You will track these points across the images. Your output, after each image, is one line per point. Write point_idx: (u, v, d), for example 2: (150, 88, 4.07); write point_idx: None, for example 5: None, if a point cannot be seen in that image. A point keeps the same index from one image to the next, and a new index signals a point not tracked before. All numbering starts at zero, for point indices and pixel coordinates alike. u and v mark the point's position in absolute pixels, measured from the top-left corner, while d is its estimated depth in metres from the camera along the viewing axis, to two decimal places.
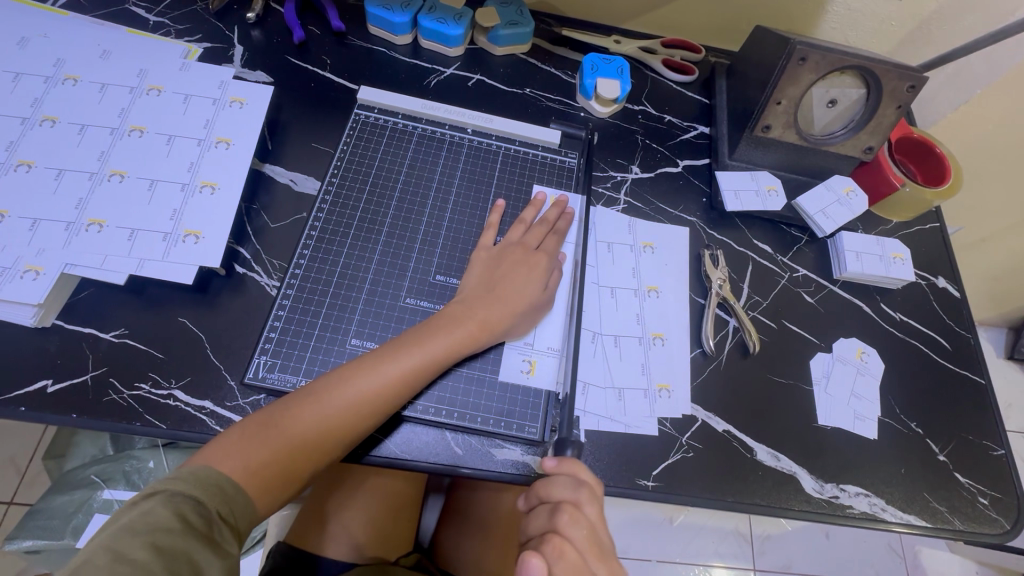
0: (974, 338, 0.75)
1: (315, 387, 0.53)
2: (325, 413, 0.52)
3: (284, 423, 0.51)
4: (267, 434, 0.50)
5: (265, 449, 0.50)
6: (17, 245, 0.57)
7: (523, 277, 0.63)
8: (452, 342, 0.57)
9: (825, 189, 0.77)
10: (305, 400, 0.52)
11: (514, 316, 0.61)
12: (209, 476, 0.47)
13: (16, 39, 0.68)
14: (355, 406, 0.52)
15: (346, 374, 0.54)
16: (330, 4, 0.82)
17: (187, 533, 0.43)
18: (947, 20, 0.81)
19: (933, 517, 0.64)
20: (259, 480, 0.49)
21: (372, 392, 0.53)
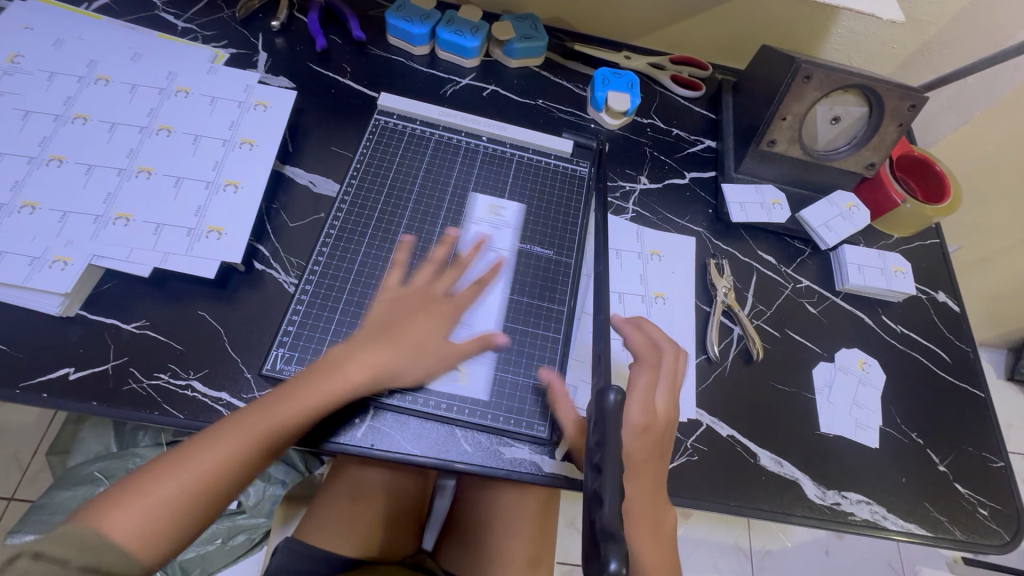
0: (973, 352, 0.77)
1: (196, 441, 0.49)
2: (224, 453, 0.49)
3: (167, 476, 0.47)
4: (167, 480, 0.47)
5: (151, 506, 0.46)
6: (47, 236, 0.59)
7: (422, 305, 0.61)
8: (364, 373, 0.55)
9: (827, 203, 0.80)
10: (191, 450, 0.49)
11: (444, 356, 0.60)
12: (88, 542, 0.43)
13: (52, 41, 0.70)
14: (263, 441, 0.51)
15: (254, 411, 0.52)
16: (352, 15, 0.85)
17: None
18: (947, 44, 0.84)
19: (934, 526, 0.65)
20: (155, 535, 0.46)
21: (279, 424, 0.52)
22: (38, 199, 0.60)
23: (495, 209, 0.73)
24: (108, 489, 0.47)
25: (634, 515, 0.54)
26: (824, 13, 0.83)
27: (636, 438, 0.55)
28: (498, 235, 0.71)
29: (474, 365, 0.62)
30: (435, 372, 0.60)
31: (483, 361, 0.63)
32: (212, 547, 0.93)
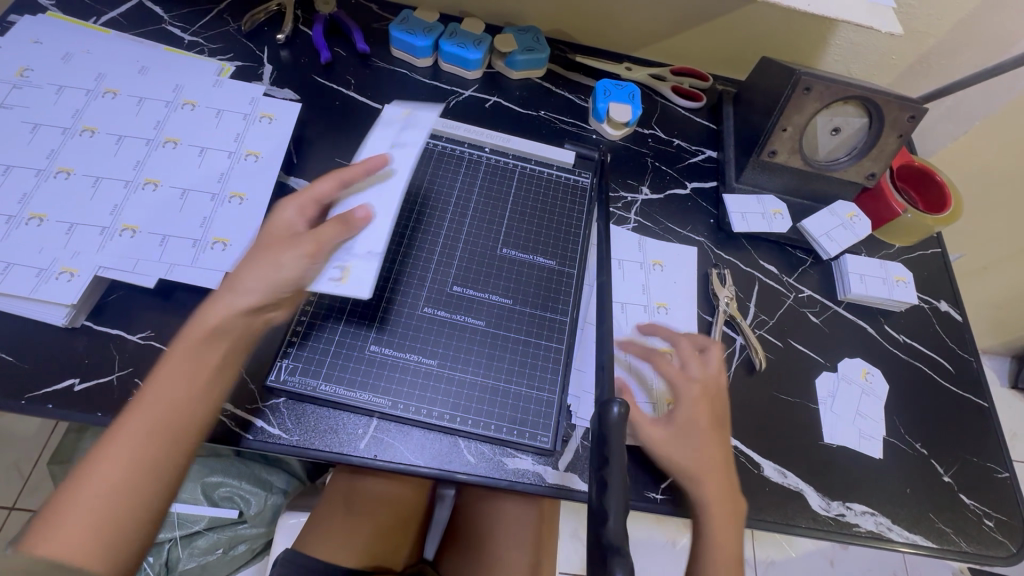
0: (976, 362, 0.77)
1: (110, 443, 0.47)
2: (151, 437, 0.48)
3: (99, 479, 0.45)
4: (98, 487, 0.45)
5: (91, 515, 0.44)
6: (54, 248, 0.59)
7: (287, 219, 0.58)
8: (197, 329, 0.53)
9: (829, 212, 0.80)
10: (114, 453, 0.46)
11: (327, 233, 0.56)
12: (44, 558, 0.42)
13: (61, 54, 0.71)
14: (163, 424, 0.49)
15: (133, 412, 0.49)
16: (356, 28, 0.86)
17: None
18: (946, 56, 0.85)
19: (939, 537, 0.65)
20: (99, 539, 0.44)
21: (152, 401, 0.49)
22: (45, 210, 0.61)
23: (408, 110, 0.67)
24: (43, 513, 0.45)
25: (712, 516, 0.58)
26: (823, 25, 0.84)
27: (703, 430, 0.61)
28: (413, 133, 0.65)
29: (476, 375, 0.62)
30: (315, 266, 0.55)
31: (485, 371, 0.63)
32: (212, 557, 0.92)
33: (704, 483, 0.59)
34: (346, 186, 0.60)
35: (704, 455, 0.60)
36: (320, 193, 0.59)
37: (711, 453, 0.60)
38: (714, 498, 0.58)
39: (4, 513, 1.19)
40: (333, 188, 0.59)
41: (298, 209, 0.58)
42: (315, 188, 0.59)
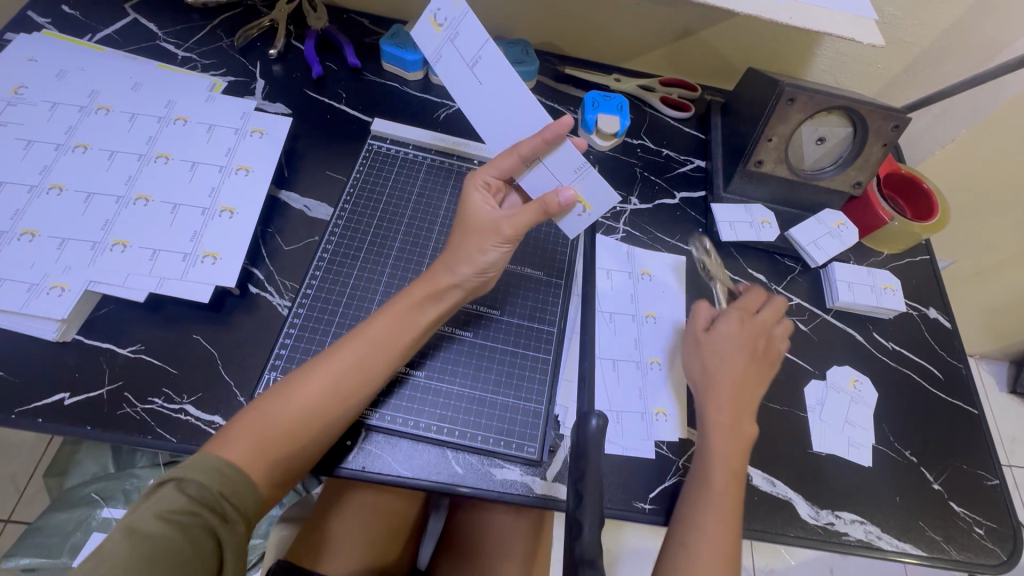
0: (966, 368, 0.77)
1: (292, 377, 0.54)
2: (325, 375, 0.54)
3: (275, 404, 0.52)
4: (265, 413, 0.52)
5: (258, 433, 0.51)
6: (45, 263, 0.60)
7: (480, 196, 0.60)
8: (426, 291, 0.58)
9: (816, 221, 0.80)
10: (289, 385, 0.53)
11: (525, 222, 0.58)
12: (210, 462, 0.48)
13: (55, 72, 0.73)
14: (356, 369, 0.55)
15: (334, 350, 0.56)
16: (347, 42, 0.87)
17: (195, 504, 0.46)
18: (931, 65, 0.86)
19: (929, 546, 0.65)
20: (260, 458, 0.50)
21: (366, 348, 0.56)
22: (37, 226, 0.62)
23: (436, 19, 0.58)
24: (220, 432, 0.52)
25: (715, 463, 0.57)
26: (808, 36, 0.85)
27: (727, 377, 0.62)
28: (461, 42, 0.57)
29: (464, 387, 0.63)
30: (507, 249, 0.58)
31: (473, 382, 0.63)
32: None
33: (715, 427, 0.59)
34: (548, 146, 0.57)
35: (717, 395, 0.61)
36: (524, 151, 0.57)
37: (728, 399, 0.60)
38: (717, 446, 0.58)
39: None
40: (519, 135, 0.60)
41: (480, 182, 0.60)
42: (512, 150, 0.58)
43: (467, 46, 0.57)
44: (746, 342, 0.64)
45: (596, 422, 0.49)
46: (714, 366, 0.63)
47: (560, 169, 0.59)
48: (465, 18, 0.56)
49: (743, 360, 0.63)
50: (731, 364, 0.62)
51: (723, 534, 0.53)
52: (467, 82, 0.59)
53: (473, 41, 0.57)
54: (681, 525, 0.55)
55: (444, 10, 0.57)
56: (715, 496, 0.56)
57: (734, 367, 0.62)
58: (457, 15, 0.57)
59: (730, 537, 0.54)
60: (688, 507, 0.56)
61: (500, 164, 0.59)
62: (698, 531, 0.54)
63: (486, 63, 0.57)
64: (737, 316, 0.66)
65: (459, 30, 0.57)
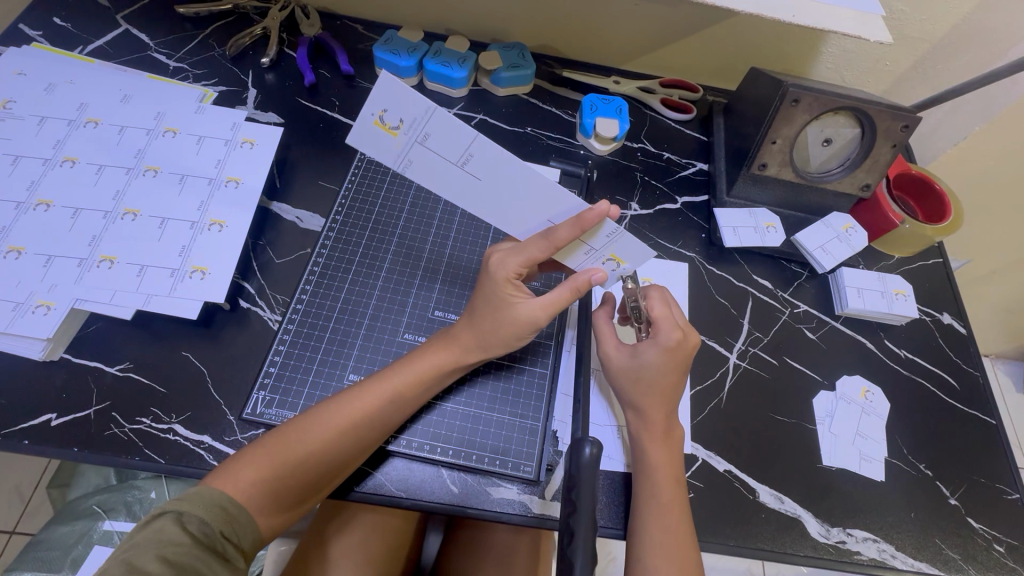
0: (983, 376, 0.74)
1: (314, 413, 0.53)
2: (343, 430, 0.52)
3: (292, 440, 0.51)
4: (277, 456, 0.50)
5: (270, 467, 0.50)
6: (31, 281, 0.59)
7: (510, 288, 0.56)
8: (455, 358, 0.58)
9: (823, 225, 0.78)
10: (311, 420, 0.52)
11: (561, 306, 0.56)
12: (212, 498, 0.48)
13: (44, 85, 0.72)
14: (380, 416, 0.54)
15: (359, 391, 0.54)
16: (340, 48, 0.85)
17: (197, 545, 0.46)
18: (941, 60, 0.83)
19: (945, 564, 0.62)
20: (267, 501, 0.50)
21: (388, 399, 0.54)
22: (24, 243, 0.61)
23: (388, 121, 0.48)
24: (225, 461, 0.51)
25: (656, 478, 0.56)
26: (813, 34, 0.83)
27: (652, 395, 0.58)
28: (435, 140, 0.49)
29: (458, 404, 0.61)
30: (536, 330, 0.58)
31: (468, 399, 0.62)
32: None
33: (648, 442, 0.58)
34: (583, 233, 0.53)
35: (648, 413, 0.58)
36: (561, 243, 0.53)
37: (659, 417, 0.58)
38: (659, 464, 0.57)
39: (4, 537, 1.19)
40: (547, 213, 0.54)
41: (509, 275, 0.56)
42: (550, 242, 0.53)
43: (447, 147, 0.49)
44: (671, 363, 0.58)
45: (589, 450, 0.48)
46: (638, 392, 0.59)
47: (596, 241, 0.57)
48: (430, 115, 0.47)
49: (669, 379, 0.58)
50: (655, 384, 0.58)
51: (679, 542, 0.53)
52: (459, 177, 0.52)
53: (452, 143, 0.49)
54: (632, 541, 0.54)
55: (395, 109, 0.47)
56: (660, 508, 0.54)
57: (662, 389, 0.58)
58: (417, 115, 0.47)
59: (686, 539, 0.54)
60: (637, 523, 0.55)
61: (527, 252, 0.55)
62: (648, 547, 0.53)
63: (479, 157, 0.49)
64: (660, 328, 0.58)
65: (427, 130, 0.48)
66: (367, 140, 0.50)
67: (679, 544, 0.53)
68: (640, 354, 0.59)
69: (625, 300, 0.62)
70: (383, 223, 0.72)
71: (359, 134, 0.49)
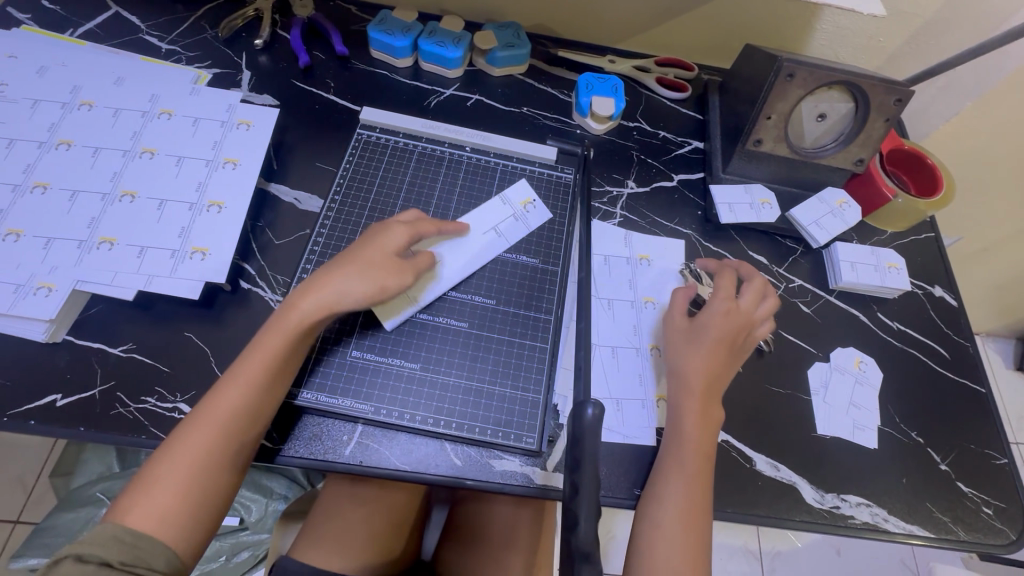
0: (973, 347, 0.75)
1: (184, 428, 0.52)
2: (212, 425, 0.52)
3: (162, 463, 0.50)
4: (154, 481, 0.49)
5: (153, 491, 0.49)
6: (31, 263, 0.59)
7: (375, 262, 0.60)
8: (299, 322, 0.56)
9: (818, 200, 0.79)
10: (181, 436, 0.51)
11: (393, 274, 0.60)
12: (105, 535, 0.46)
13: (36, 68, 0.71)
14: (247, 397, 0.53)
15: (223, 386, 0.53)
16: (335, 30, 0.85)
17: (98, 572, 0.44)
18: (934, 35, 0.83)
19: (936, 527, 0.64)
20: (171, 521, 0.49)
21: (253, 380, 0.54)
22: (22, 225, 0.61)
23: (529, 203, 0.75)
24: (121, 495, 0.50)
25: (687, 441, 0.58)
26: (808, 10, 0.83)
27: (720, 317, 0.63)
28: (513, 225, 0.72)
29: (459, 379, 0.62)
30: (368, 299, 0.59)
31: (469, 372, 0.63)
32: (215, 564, 0.97)
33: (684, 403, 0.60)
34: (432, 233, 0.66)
35: (689, 374, 0.61)
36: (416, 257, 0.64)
37: (698, 385, 0.60)
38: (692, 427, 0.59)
39: (8, 526, 1.19)
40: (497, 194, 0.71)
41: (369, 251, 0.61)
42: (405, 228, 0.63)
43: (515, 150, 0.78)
44: (726, 331, 0.63)
45: (592, 411, 0.47)
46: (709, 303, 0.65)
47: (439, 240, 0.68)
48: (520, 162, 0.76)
49: (717, 345, 0.62)
50: (692, 326, 0.64)
51: (692, 503, 0.55)
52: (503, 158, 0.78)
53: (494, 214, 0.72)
54: (648, 499, 0.57)
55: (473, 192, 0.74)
56: (684, 475, 0.56)
57: (704, 346, 0.62)
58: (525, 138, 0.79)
59: (702, 501, 0.56)
60: (657, 487, 0.57)
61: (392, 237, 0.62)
62: (659, 506, 0.56)
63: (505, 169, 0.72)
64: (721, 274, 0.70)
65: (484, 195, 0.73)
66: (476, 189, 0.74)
67: (692, 510, 0.55)
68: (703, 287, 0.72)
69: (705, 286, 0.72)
70: (382, 203, 0.72)
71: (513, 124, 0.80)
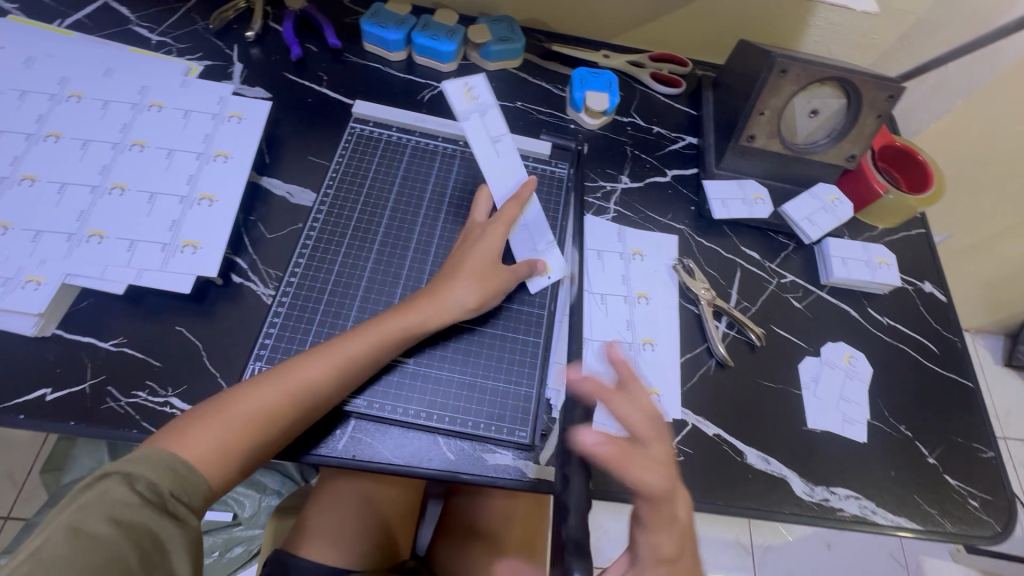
0: (962, 342, 0.76)
1: (280, 369, 0.54)
2: (305, 387, 0.53)
3: (242, 398, 0.52)
4: (230, 416, 0.50)
5: (216, 429, 0.50)
6: (19, 256, 0.59)
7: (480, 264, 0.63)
8: (420, 321, 0.59)
9: (810, 196, 0.79)
10: (272, 376, 0.54)
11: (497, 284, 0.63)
12: (161, 459, 0.46)
13: (23, 59, 0.70)
14: (350, 369, 0.56)
15: (332, 348, 0.56)
16: (327, 22, 0.84)
17: (145, 504, 0.44)
18: (926, 32, 0.83)
19: (923, 519, 0.65)
20: (221, 462, 0.49)
21: (364, 354, 0.56)
22: (10, 218, 0.60)
23: (471, 93, 0.73)
24: (190, 410, 0.51)
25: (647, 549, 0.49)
26: (801, 6, 0.83)
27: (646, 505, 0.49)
28: (489, 119, 0.72)
29: (452, 373, 0.62)
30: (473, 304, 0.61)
31: (462, 366, 0.63)
32: (209, 560, 0.97)
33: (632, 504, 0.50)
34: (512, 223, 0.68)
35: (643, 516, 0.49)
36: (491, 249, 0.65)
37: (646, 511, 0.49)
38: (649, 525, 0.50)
39: None
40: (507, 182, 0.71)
41: (477, 252, 0.63)
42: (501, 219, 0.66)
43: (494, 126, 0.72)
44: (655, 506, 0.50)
45: None
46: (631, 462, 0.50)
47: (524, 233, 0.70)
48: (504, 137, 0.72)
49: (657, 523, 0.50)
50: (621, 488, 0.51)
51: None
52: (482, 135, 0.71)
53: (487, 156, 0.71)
54: None
55: (477, 89, 0.73)
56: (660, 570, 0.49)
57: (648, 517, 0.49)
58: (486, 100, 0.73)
59: None
60: None
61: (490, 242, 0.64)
62: None
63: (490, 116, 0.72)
64: (624, 408, 0.52)
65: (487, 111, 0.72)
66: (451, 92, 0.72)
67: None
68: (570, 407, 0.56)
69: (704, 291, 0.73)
70: (375, 198, 0.72)
71: (449, 88, 0.73)
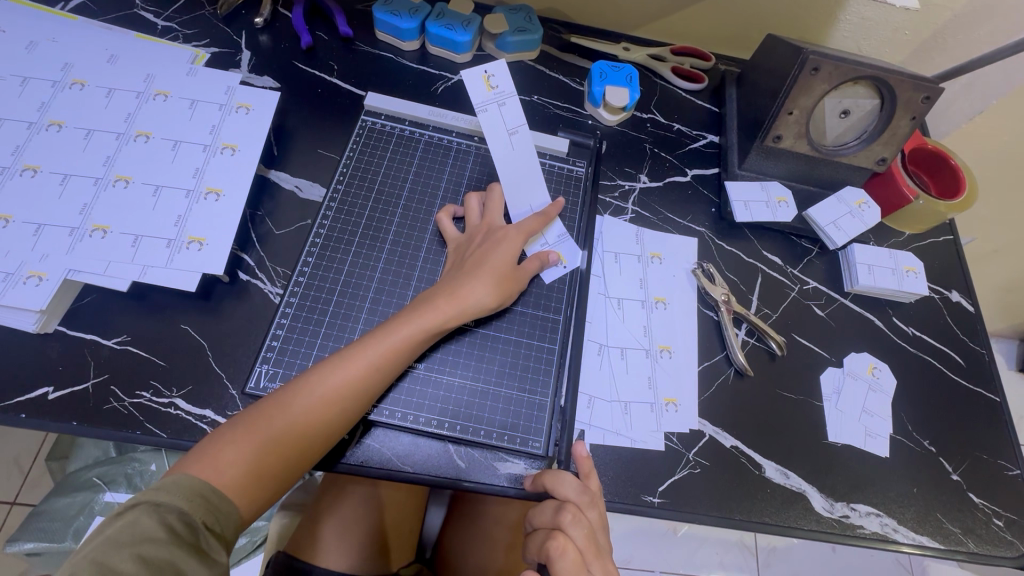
0: (988, 355, 0.74)
1: (300, 384, 0.52)
2: (326, 400, 0.51)
3: (268, 416, 0.50)
4: (259, 433, 0.49)
5: (248, 449, 0.48)
6: (21, 250, 0.57)
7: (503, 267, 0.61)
8: (440, 324, 0.57)
9: (836, 200, 0.76)
10: (296, 391, 0.51)
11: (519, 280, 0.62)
12: (190, 486, 0.45)
13: (25, 44, 0.68)
14: (372, 378, 0.53)
15: (349, 357, 0.53)
16: (338, 9, 0.81)
17: (170, 537, 0.42)
18: (963, 29, 0.80)
19: (945, 538, 0.63)
20: (251, 485, 0.48)
21: (383, 362, 0.54)
22: (11, 211, 0.58)
23: (490, 81, 0.68)
24: (216, 430, 0.50)
25: None
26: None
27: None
28: (506, 110, 0.68)
29: (466, 379, 0.60)
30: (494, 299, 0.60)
31: (476, 373, 0.61)
32: None
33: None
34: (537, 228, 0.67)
35: None
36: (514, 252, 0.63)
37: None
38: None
39: (5, 508, 1.18)
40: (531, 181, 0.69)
41: (497, 254, 0.61)
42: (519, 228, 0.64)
43: (512, 117, 0.68)
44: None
45: None
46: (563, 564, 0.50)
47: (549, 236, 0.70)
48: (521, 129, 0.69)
49: None
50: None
51: None
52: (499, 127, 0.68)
53: (507, 152, 0.69)
54: None
55: (496, 75, 0.68)
56: None
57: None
58: (507, 89, 0.68)
59: None
60: None
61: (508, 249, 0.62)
62: None
63: (509, 107, 0.68)
64: (570, 529, 0.51)
65: (505, 101, 0.68)
66: (470, 81, 0.67)
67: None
68: (540, 508, 0.55)
69: (716, 292, 0.70)
70: (387, 194, 0.70)
71: (468, 74, 0.67)
